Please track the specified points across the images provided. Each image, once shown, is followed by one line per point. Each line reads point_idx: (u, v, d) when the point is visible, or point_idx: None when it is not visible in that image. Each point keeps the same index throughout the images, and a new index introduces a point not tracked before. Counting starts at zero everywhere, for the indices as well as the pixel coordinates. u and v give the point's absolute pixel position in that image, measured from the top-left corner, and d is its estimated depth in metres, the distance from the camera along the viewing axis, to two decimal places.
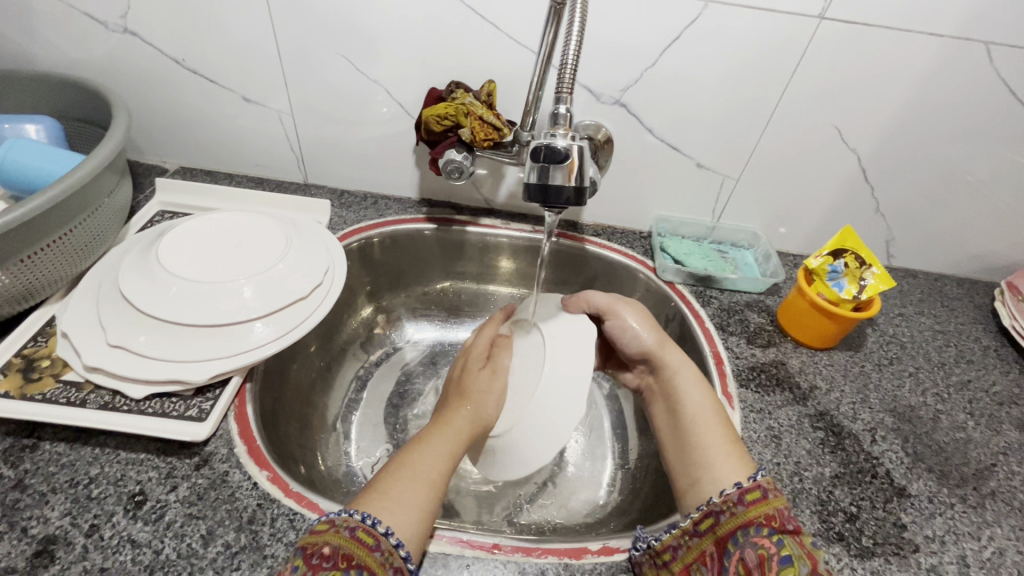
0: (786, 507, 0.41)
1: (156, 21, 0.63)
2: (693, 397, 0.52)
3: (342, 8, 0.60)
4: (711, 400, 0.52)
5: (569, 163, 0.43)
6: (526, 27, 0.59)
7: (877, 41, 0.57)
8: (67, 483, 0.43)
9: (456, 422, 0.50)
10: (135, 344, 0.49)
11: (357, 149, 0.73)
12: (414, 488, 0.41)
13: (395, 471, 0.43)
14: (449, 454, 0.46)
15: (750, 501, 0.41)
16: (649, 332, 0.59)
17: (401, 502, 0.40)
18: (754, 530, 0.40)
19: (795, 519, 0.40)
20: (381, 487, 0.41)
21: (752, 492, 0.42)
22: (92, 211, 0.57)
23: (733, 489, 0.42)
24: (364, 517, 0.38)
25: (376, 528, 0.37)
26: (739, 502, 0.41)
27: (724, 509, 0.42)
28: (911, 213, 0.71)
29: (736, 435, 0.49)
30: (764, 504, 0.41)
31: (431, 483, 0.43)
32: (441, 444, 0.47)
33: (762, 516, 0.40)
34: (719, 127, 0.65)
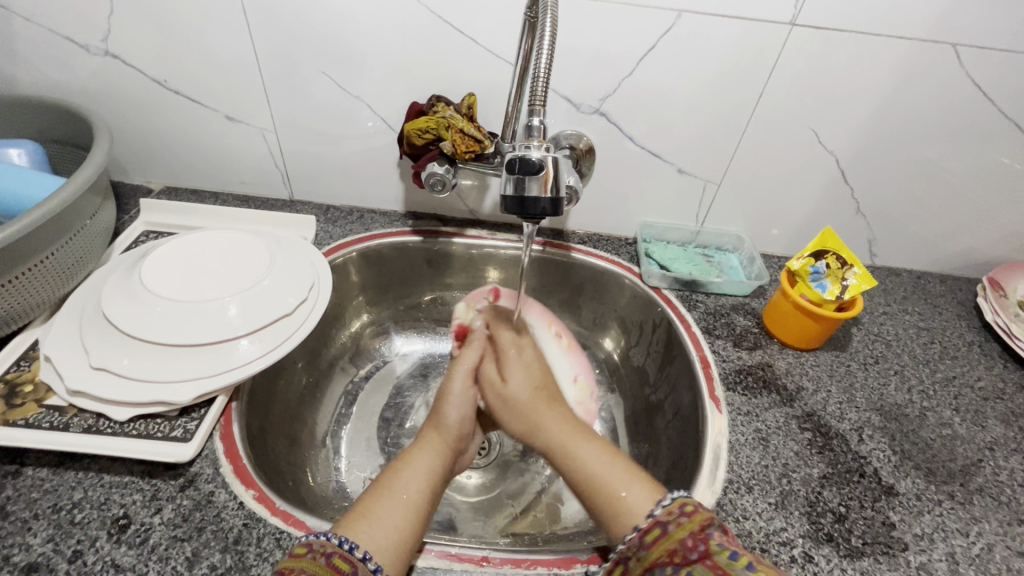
0: (688, 534, 0.39)
1: (137, 44, 0.63)
2: (565, 436, 0.51)
3: (322, 26, 0.61)
4: (593, 445, 0.50)
5: (544, 174, 0.44)
6: (504, 40, 0.60)
7: (848, 45, 0.58)
8: (50, 509, 0.43)
9: (428, 450, 0.50)
10: (118, 366, 0.49)
11: (341, 164, 0.74)
12: (400, 507, 0.43)
13: (379, 495, 0.44)
14: (427, 479, 0.47)
15: (650, 542, 0.40)
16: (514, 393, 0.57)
17: (384, 526, 0.41)
18: (660, 569, 0.38)
19: (697, 544, 0.38)
20: (363, 512, 0.42)
21: (651, 531, 0.41)
22: (74, 234, 0.57)
23: (633, 534, 0.42)
24: (342, 543, 0.38)
25: (352, 553, 0.38)
26: (641, 545, 0.41)
27: (631, 555, 0.41)
28: (891, 212, 0.72)
29: (628, 471, 0.47)
30: (665, 540, 0.40)
31: (413, 509, 0.43)
32: (420, 470, 0.47)
33: (664, 553, 0.39)
34: (698, 133, 0.66)
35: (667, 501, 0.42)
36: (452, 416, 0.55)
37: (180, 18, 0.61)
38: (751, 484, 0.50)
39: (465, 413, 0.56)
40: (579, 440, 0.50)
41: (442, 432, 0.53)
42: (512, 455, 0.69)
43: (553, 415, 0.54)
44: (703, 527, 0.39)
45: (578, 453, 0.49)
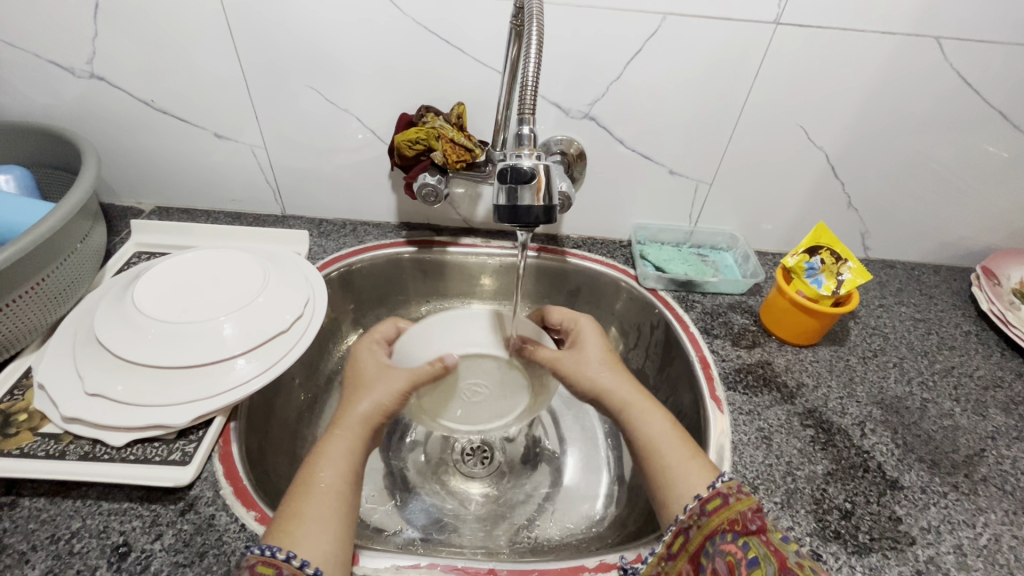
0: (752, 508, 0.41)
1: (123, 64, 0.63)
2: (633, 397, 0.51)
3: (309, 40, 0.61)
4: (665, 417, 0.50)
5: (537, 181, 0.43)
6: (490, 48, 0.61)
7: (833, 42, 0.58)
8: (47, 539, 0.42)
9: (366, 403, 0.48)
10: (113, 394, 0.48)
11: (333, 178, 0.74)
12: (324, 500, 0.41)
13: (300, 491, 0.41)
14: (347, 455, 0.44)
15: (712, 510, 0.41)
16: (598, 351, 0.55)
17: (312, 522, 0.39)
18: (720, 537, 0.39)
19: (758, 517, 0.40)
20: (288, 513, 0.40)
21: (713, 501, 0.41)
22: (65, 258, 0.56)
23: (694, 503, 0.42)
24: (264, 550, 0.36)
25: (277, 557, 0.36)
26: (702, 513, 0.41)
27: (690, 524, 0.41)
28: (883, 205, 0.73)
29: (694, 447, 0.47)
30: (727, 510, 0.40)
31: (336, 496, 0.41)
32: (340, 449, 0.44)
33: (725, 521, 0.40)
34: (688, 135, 0.66)
35: (729, 477, 0.43)
36: (372, 371, 0.51)
37: (165, 37, 0.61)
38: (756, 483, 0.50)
39: (389, 373, 0.52)
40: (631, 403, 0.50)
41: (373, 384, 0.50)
42: (515, 460, 0.69)
43: (624, 373, 0.53)
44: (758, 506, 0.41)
45: (646, 421, 0.49)
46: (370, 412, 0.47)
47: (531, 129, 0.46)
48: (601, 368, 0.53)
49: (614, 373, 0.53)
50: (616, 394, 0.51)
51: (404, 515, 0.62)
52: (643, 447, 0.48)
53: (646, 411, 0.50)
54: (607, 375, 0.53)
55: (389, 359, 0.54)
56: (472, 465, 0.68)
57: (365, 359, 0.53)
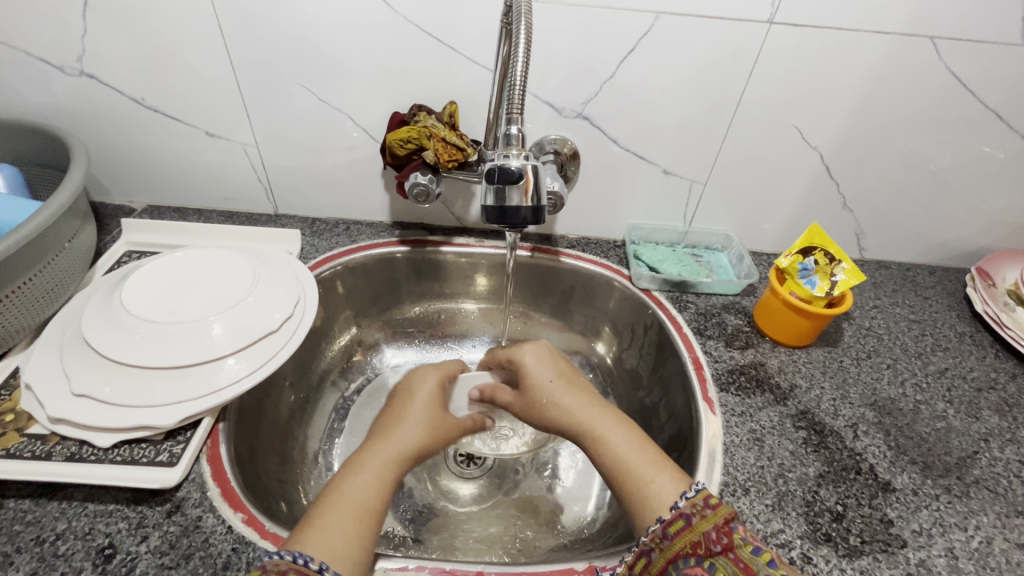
0: (715, 524, 0.39)
1: (112, 62, 0.63)
2: (593, 417, 0.51)
3: (299, 38, 0.60)
4: (632, 430, 0.49)
5: (525, 183, 0.43)
6: (482, 46, 0.60)
7: (827, 41, 0.58)
8: (32, 541, 0.42)
9: (406, 431, 0.50)
10: (100, 394, 0.48)
11: (325, 177, 0.73)
12: (355, 516, 0.40)
13: (332, 499, 0.41)
14: (386, 474, 0.45)
15: (674, 534, 0.40)
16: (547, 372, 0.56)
17: (344, 534, 0.39)
18: (683, 561, 0.39)
19: (723, 536, 0.39)
20: (318, 520, 0.39)
21: (675, 523, 0.40)
22: (55, 257, 0.56)
23: (656, 525, 0.41)
24: (297, 558, 0.35)
25: (308, 566, 0.35)
26: (664, 536, 0.40)
27: (654, 548, 0.41)
28: (878, 205, 0.72)
29: (662, 455, 0.47)
30: (689, 532, 0.40)
31: (366, 515, 0.41)
32: (376, 470, 0.45)
33: (688, 545, 0.39)
34: (682, 134, 0.66)
35: (689, 493, 0.42)
36: (420, 401, 0.54)
37: (154, 34, 0.60)
38: (747, 486, 0.50)
39: (432, 406, 0.54)
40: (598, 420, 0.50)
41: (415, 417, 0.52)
42: (507, 461, 0.68)
43: (576, 392, 0.53)
44: (726, 520, 0.40)
45: (608, 441, 0.48)
46: (413, 441, 0.49)
47: (519, 128, 0.46)
48: (556, 392, 0.54)
49: (565, 393, 0.53)
50: (575, 417, 0.51)
51: (395, 517, 0.61)
52: (612, 471, 0.47)
53: (605, 429, 0.49)
54: (564, 399, 0.53)
55: (437, 392, 0.56)
56: (464, 466, 0.67)
57: (422, 383, 0.56)
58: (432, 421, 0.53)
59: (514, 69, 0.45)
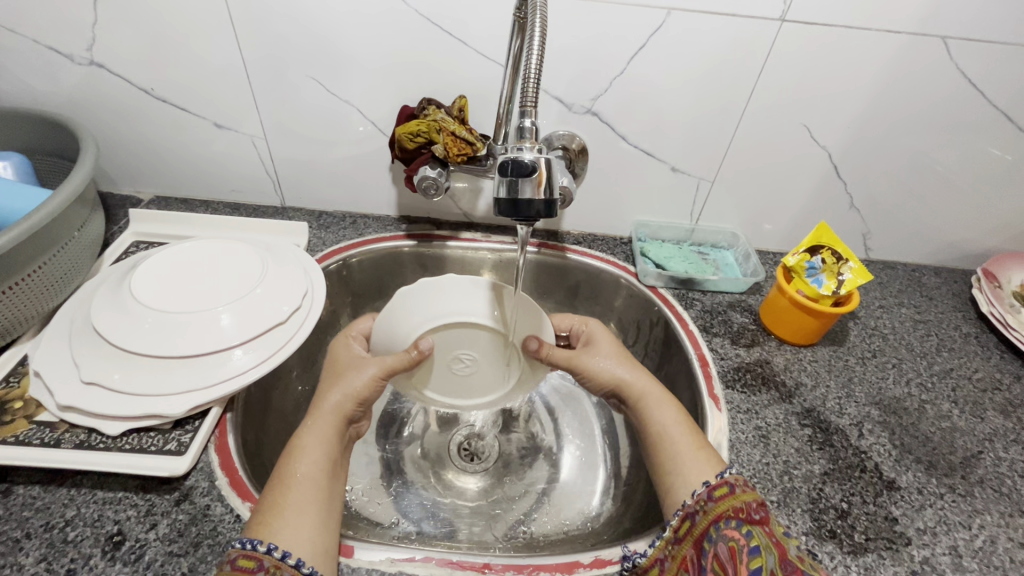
0: (756, 500, 0.42)
1: (121, 51, 0.63)
2: (648, 389, 0.53)
3: (310, 31, 0.60)
4: (678, 411, 0.51)
5: (538, 175, 0.41)
6: (493, 42, 0.60)
7: (838, 40, 0.58)
8: (42, 527, 0.42)
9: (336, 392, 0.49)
10: (109, 382, 0.48)
11: (333, 170, 0.73)
12: (303, 488, 0.41)
13: (280, 482, 0.42)
14: (325, 442, 0.45)
15: (719, 497, 0.42)
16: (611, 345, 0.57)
17: (292, 512, 0.40)
18: (725, 523, 0.40)
19: (763, 509, 0.41)
20: (269, 504, 0.40)
21: (720, 488, 0.42)
22: (65, 244, 0.56)
23: (703, 488, 0.43)
24: (246, 542, 0.37)
25: (258, 549, 0.36)
26: (709, 498, 0.42)
27: (697, 509, 0.42)
28: (885, 206, 0.73)
29: (703, 437, 0.48)
30: (733, 499, 0.41)
31: (316, 486, 0.42)
32: (316, 440, 0.45)
33: (730, 509, 0.41)
34: (691, 131, 0.66)
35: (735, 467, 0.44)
36: (348, 363, 0.53)
37: (165, 25, 0.60)
38: (752, 482, 0.50)
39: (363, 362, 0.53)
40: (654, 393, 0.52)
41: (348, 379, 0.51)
42: (512, 456, 0.69)
43: (637, 366, 0.55)
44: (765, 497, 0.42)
45: (657, 413, 0.50)
46: (346, 400, 0.48)
47: (533, 122, 0.44)
48: (613, 359, 0.56)
49: (625, 364, 0.55)
50: (630, 385, 0.53)
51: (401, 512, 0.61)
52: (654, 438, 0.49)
53: (660, 402, 0.51)
54: (624, 368, 0.55)
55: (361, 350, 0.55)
56: (468, 460, 0.68)
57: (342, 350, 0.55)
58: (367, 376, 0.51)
59: (527, 63, 0.44)
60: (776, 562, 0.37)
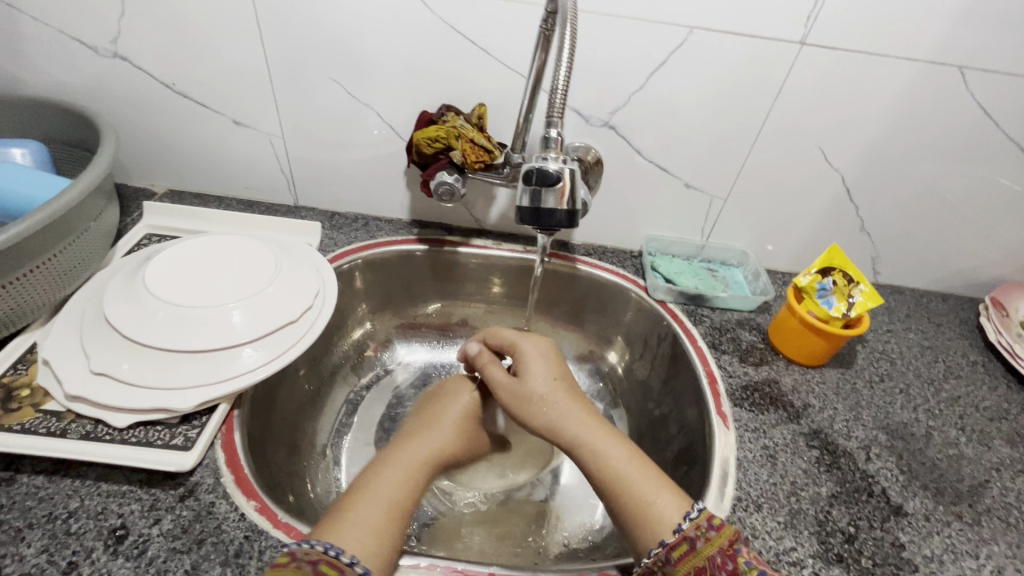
0: (720, 550, 0.40)
1: (145, 45, 0.63)
2: (592, 433, 0.50)
3: (334, 33, 0.61)
4: (630, 451, 0.49)
5: (562, 186, 0.42)
6: (516, 53, 0.61)
7: (855, 65, 0.59)
8: (45, 517, 0.42)
9: (433, 438, 0.52)
10: (118, 371, 0.48)
11: (348, 171, 0.73)
12: (378, 505, 0.41)
13: (355, 495, 0.41)
14: (409, 472, 0.46)
15: (678, 557, 0.41)
16: (542, 383, 0.53)
17: (368, 524, 0.39)
18: None
19: (729, 559, 0.39)
20: (341, 514, 0.39)
21: (679, 547, 0.41)
22: (80, 234, 0.56)
23: (660, 548, 0.42)
24: (327, 550, 0.35)
25: (340, 559, 0.35)
26: (668, 561, 0.41)
27: (656, 571, 0.41)
28: (895, 231, 0.73)
29: (662, 475, 0.47)
30: (693, 556, 0.40)
31: (391, 506, 0.41)
32: (399, 464, 0.46)
33: (693, 570, 0.40)
34: (706, 149, 0.66)
35: (694, 514, 0.42)
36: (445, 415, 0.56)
37: (191, 22, 0.61)
38: (760, 501, 0.50)
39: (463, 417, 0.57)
40: (598, 434, 0.50)
41: (444, 425, 0.54)
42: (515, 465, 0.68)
43: (575, 404, 0.52)
44: (732, 542, 0.40)
45: (605, 456, 0.48)
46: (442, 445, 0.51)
47: (559, 132, 0.45)
48: (553, 402, 0.52)
49: (563, 402, 0.52)
50: (573, 430, 0.50)
51: None
52: (609, 487, 0.47)
53: (607, 443, 0.49)
54: (566, 409, 0.52)
55: (469, 404, 0.59)
56: None
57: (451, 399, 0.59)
58: (461, 430, 0.55)
59: (557, 77, 0.45)
60: None
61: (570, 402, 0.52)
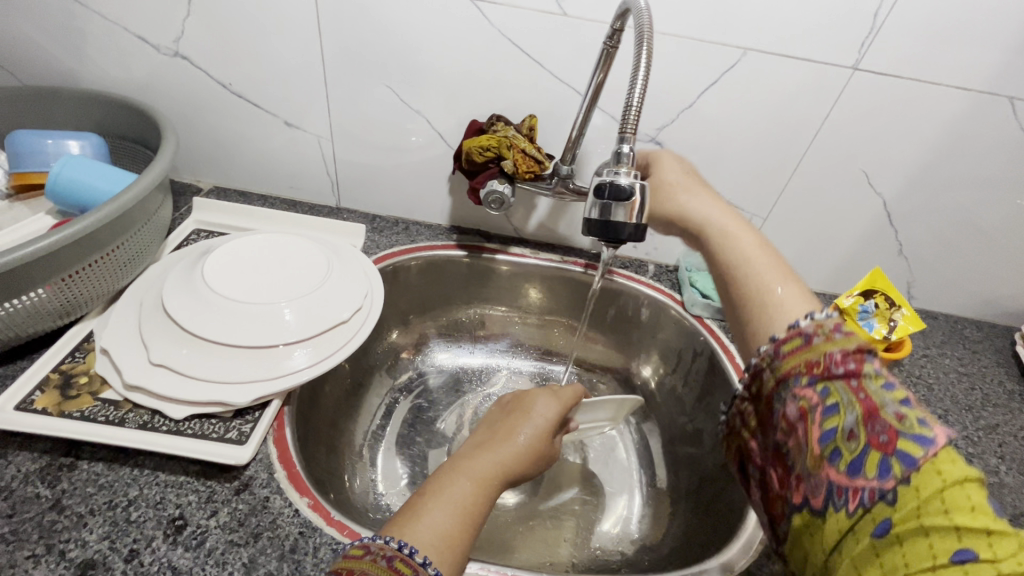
0: (841, 350, 0.36)
1: (206, 45, 0.65)
2: (711, 209, 0.51)
3: (393, 41, 0.62)
4: (751, 231, 0.49)
5: (633, 202, 0.43)
6: (570, 67, 0.62)
7: (906, 91, 0.59)
8: (105, 505, 0.42)
9: (496, 454, 0.47)
10: (176, 360, 0.49)
11: (392, 175, 0.75)
12: (449, 505, 0.40)
13: (429, 492, 0.41)
14: (474, 485, 0.43)
15: (788, 352, 0.39)
16: (677, 175, 0.55)
17: (438, 523, 0.39)
18: (795, 380, 0.38)
19: (848, 360, 0.35)
20: (413, 511, 0.40)
21: (792, 341, 0.39)
22: (138, 228, 0.57)
23: (769, 346, 0.40)
24: (402, 546, 0.36)
25: (414, 558, 0.35)
26: (778, 355, 0.39)
27: (766, 368, 0.40)
28: (934, 257, 0.73)
29: (786, 270, 0.46)
30: (806, 351, 0.38)
31: (461, 515, 0.40)
32: (471, 473, 0.44)
33: (803, 364, 0.37)
34: (751, 168, 0.67)
35: (818, 315, 0.39)
36: (507, 431, 0.50)
37: (253, 24, 0.62)
38: None
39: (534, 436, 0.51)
40: (725, 222, 0.50)
41: (511, 441, 0.49)
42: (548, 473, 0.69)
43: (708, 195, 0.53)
44: (856, 349, 0.36)
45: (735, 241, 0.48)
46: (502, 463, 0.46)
47: (633, 148, 0.46)
48: (684, 190, 0.53)
49: (699, 197, 0.52)
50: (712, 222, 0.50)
51: None
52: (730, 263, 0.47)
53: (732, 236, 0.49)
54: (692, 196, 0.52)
55: (544, 424, 0.52)
56: None
57: (528, 413, 0.53)
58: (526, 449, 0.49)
59: (632, 96, 0.46)
60: (856, 421, 0.33)
61: (705, 197, 0.52)
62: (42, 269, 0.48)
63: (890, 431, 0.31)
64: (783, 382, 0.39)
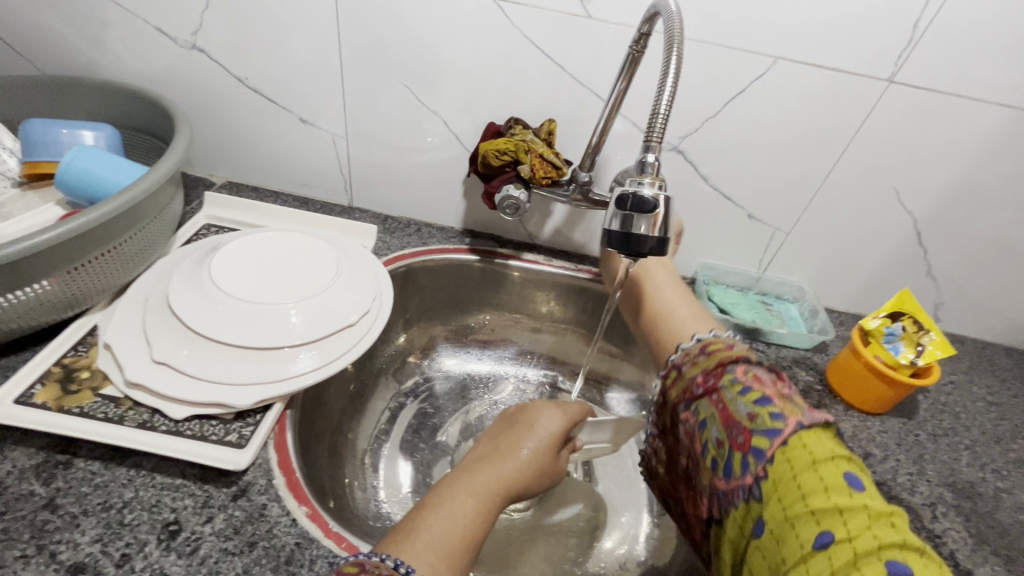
0: (699, 373, 0.44)
1: (224, 39, 0.64)
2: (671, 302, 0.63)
3: (413, 41, 0.61)
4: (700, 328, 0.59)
5: (657, 215, 0.41)
6: (592, 71, 0.60)
7: (943, 107, 0.57)
8: (99, 506, 0.41)
9: (498, 467, 0.45)
10: (177, 359, 0.48)
11: (407, 176, 0.73)
12: (446, 518, 0.39)
13: (428, 506, 0.40)
14: (477, 497, 0.41)
15: (671, 383, 0.47)
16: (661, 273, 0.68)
17: (435, 537, 0.37)
18: (682, 408, 0.45)
19: (706, 381, 0.43)
20: (411, 525, 0.38)
21: (670, 375, 0.47)
22: (147, 221, 0.56)
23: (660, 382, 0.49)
24: (398, 565, 0.34)
25: None
26: (666, 390, 0.47)
27: (663, 403, 0.48)
28: (964, 279, 0.70)
29: None
30: (681, 381, 0.46)
31: (461, 528, 0.38)
32: (469, 484, 0.42)
33: (680, 394, 0.45)
34: (776, 181, 0.65)
35: (686, 347, 0.48)
36: (509, 444, 0.49)
37: (271, 19, 0.62)
38: None
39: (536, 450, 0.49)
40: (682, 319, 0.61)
41: (509, 455, 0.47)
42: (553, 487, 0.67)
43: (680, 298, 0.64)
44: (715, 366, 0.43)
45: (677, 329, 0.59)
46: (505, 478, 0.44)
47: (658, 157, 0.44)
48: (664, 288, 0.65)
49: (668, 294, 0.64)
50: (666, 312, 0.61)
51: None
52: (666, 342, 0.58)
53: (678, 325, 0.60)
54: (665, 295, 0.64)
55: (547, 436, 0.50)
56: None
57: (530, 425, 0.51)
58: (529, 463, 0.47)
59: (659, 100, 0.44)
60: (721, 431, 0.39)
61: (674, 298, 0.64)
62: (50, 260, 0.47)
63: (745, 431, 0.38)
64: (677, 412, 0.45)
